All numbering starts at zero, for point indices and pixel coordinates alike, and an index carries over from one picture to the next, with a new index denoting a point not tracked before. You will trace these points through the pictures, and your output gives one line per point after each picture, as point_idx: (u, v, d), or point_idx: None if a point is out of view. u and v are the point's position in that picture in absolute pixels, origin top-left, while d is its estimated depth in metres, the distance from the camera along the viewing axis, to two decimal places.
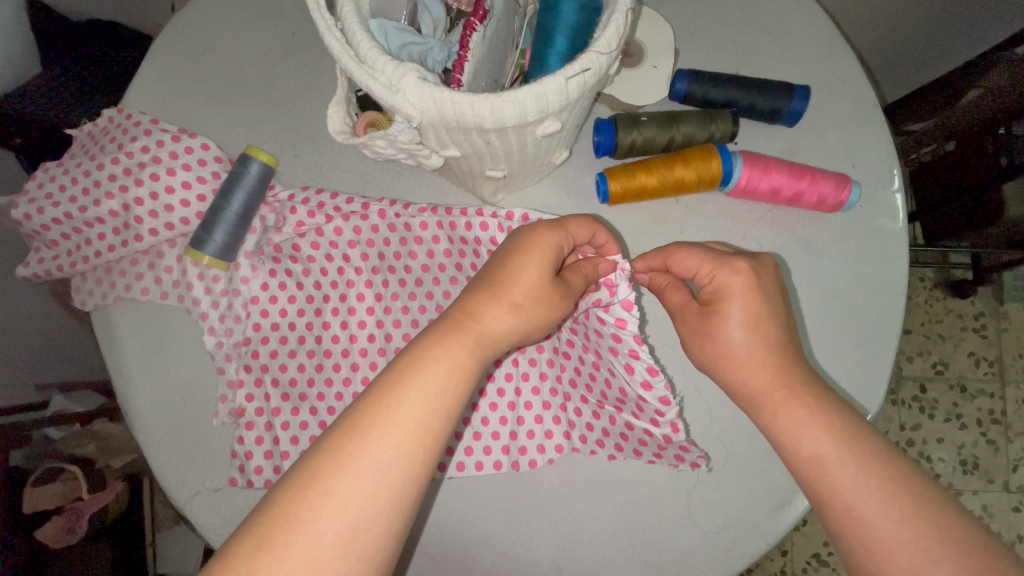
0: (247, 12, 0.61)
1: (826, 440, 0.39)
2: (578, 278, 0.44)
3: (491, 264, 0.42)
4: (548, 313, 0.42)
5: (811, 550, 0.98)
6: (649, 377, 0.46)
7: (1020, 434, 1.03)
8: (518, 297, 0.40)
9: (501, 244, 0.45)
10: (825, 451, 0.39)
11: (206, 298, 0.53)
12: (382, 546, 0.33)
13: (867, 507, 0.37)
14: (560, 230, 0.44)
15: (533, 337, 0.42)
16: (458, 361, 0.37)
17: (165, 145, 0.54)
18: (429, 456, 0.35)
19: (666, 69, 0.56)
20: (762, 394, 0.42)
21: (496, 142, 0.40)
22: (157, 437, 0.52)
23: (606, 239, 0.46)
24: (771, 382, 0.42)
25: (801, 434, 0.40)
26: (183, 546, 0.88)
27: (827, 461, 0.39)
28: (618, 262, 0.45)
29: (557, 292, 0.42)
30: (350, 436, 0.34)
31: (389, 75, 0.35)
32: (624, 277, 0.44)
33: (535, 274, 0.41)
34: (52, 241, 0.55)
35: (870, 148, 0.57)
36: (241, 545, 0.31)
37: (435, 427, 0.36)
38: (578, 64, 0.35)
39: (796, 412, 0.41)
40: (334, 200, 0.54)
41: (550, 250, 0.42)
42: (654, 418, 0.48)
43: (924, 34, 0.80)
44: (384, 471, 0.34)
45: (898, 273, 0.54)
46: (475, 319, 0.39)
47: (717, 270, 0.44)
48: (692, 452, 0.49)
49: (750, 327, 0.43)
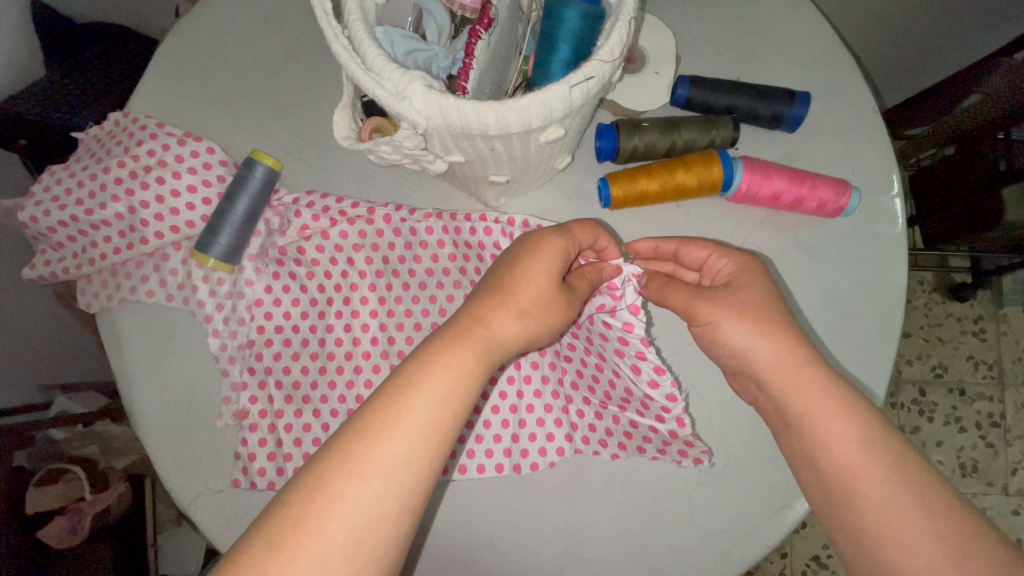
0: (252, 17, 0.62)
1: (842, 441, 0.39)
2: (583, 283, 0.45)
3: (498, 270, 0.43)
4: (555, 318, 0.42)
5: (811, 552, 0.98)
6: (656, 375, 0.48)
7: (1019, 437, 1.03)
8: (524, 302, 0.41)
9: (507, 250, 0.45)
10: (864, 433, 0.39)
11: (211, 301, 0.54)
12: (390, 549, 0.34)
13: (899, 491, 0.37)
14: (566, 236, 0.44)
15: (540, 341, 0.42)
16: (466, 366, 0.38)
17: (171, 149, 0.55)
18: (436, 459, 0.36)
19: (667, 75, 0.57)
20: (799, 377, 0.42)
21: (500, 148, 0.41)
22: (162, 438, 0.53)
23: (607, 244, 0.47)
24: (805, 366, 0.42)
25: (836, 416, 0.40)
26: (185, 546, 0.89)
27: (859, 445, 0.39)
28: (622, 265, 0.47)
29: (562, 298, 0.42)
30: (359, 439, 0.35)
31: (395, 82, 0.35)
32: (632, 283, 0.46)
33: (541, 280, 0.42)
34: (58, 243, 0.55)
35: (869, 154, 0.57)
36: (252, 547, 0.32)
37: (442, 431, 0.36)
38: (582, 72, 0.36)
39: (830, 397, 0.41)
40: (340, 204, 0.55)
41: (557, 257, 0.43)
42: (660, 415, 0.50)
43: (924, 39, 0.80)
44: (393, 474, 0.34)
45: (898, 277, 0.54)
46: (484, 325, 0.39)
47: (727, 253, 0.48)
48: (696, 446, 0.50)
49: (776, 300, 0.45)
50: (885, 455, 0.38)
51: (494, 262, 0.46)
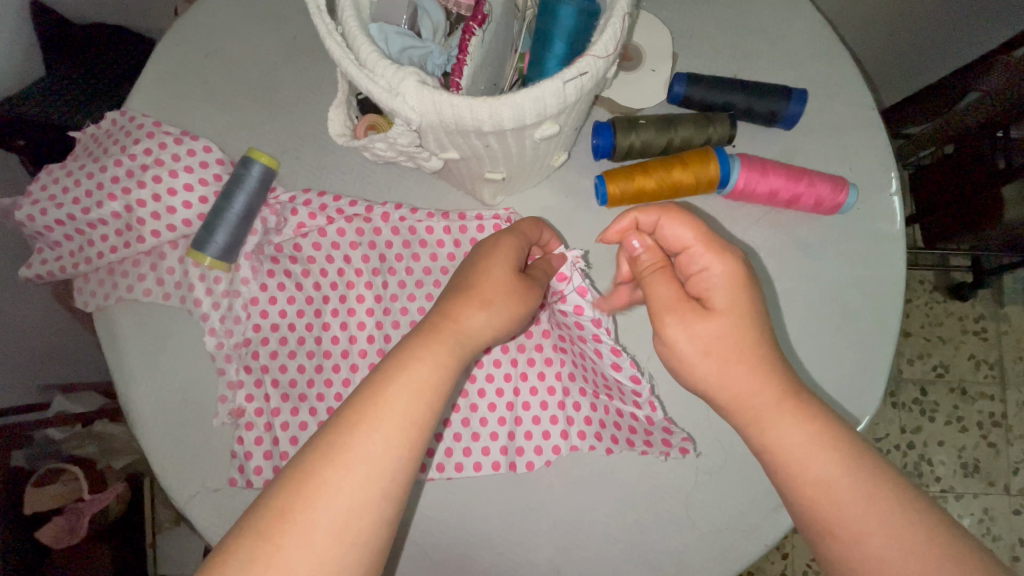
0: (250, 15, 0.62)
1: (827, 468, 0.37)
2: (541, 272, 0.46)
3: (462, 271, 0.44)
4: (519, 307, 0.43)
5: (811, 553, 0.98)
6: (616, 357, 0.48)
7: (1020, 437, 1.03)
8: (489, 294, 0.42)
9: (471, 251, 0.46)
10: (831, 473, 0.37)
11: (208, 299, 0.54)
12: (376, 536, 0.34)
13: (897, 516, 0.36)
14: (517, 233, 0.46)
15: (509, 331, 0.43)
16: (439, 358, 0.38)
17: (168, 148, 0.54)
18: (417, 447, 0.36)
19: (665, 72, 0.57)
20: (756, 409, 0.40)
21: (495, 145, 0.40)
22: (158, 437, 0.53)
23: (553, 238, 0.49)
24: (768, 399, 0.39)
25: (807, 457, 0.38)
26: (184, 547, 0.89)
27: (823, 480, 0.37)
28: (567, 255, 0.47)
29: (526, 287, 0.43)
30: (339, 431, 0.35)
31: (389, 79, 0.35)
32: (575, 268, 0.47)
33: (503, 272, 0.43)
34: (55, 241, 0.55)
35: (867, 151, 0.57)
36: (241, 538, 0.32)
37: (420, 420, 0.36)
38: (576, 67, 0.36)
39: (796, 431, 0.39)
40: (337, 202, 0.55)
41: (514, 251, 0.44)
42: (636, 400, 0.50)
43: (924, 36, 0.80)
44: (373, 462, 0.35)
45: (895, 275, 0.54)
46: (452, 319, 0.40)
47: (706, 247, 0.42)
48: (677, 433, 0.50)
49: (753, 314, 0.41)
50: (860, 488, 0.37)
51: (460, 265, 0.47)
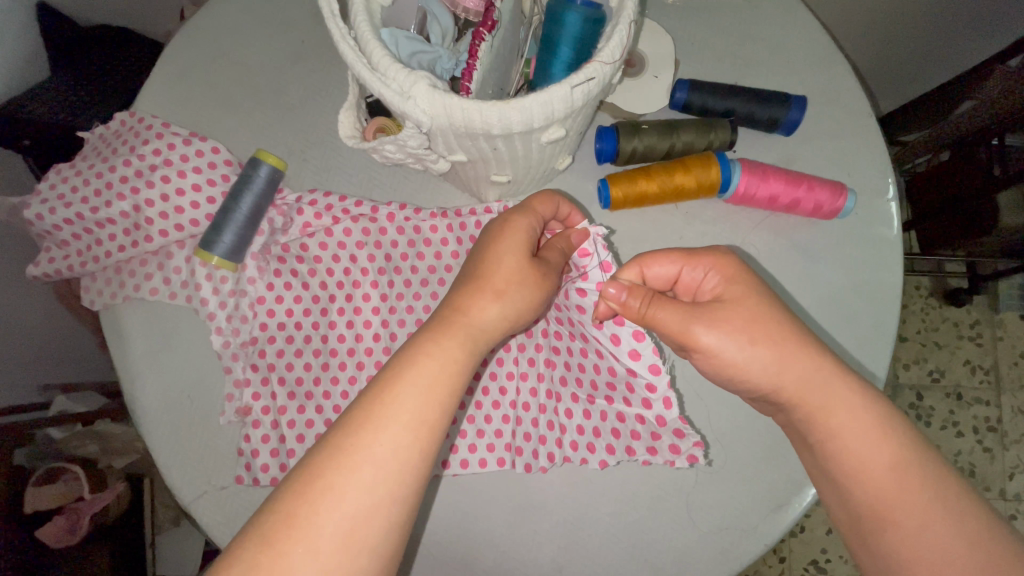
0: (257, 18, 0.63)
1: (882, 458, 0.39)
2: (555, 254, 0.46)
3: (472, 260, 0.45)
4: (530, 297, 0.43)
5: (809, 556, 0.98)
6: (636, 343, 0.49)
7: (1015, 442, 1.04)
8: (501, 285, 0.42)
9: (478, 238, 0.47)
10: (895, 455, 0.39)
11: (215, 298, 0.55)
12: (383, 538, 0.35)
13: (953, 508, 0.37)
14: (529, 213, 0.46)
15: (520, 323, 0.44)
16: (450, 354, 0.39)
17: (177, 148, 0.55)
18: (427, 446, 0.37)
19: (666, 79, 0.58)
20: (827, 395, 0.41)
21: (502, 148, 0.41)
22: (163, 435, 0.53)
23: (570, 211, 0.49)
24: (840, 377, 0.41)
25: (869, 444, 0.39)
26: (183, 547, 0.88)
27: (892, 469, 0.39)
28: (590, 229, 0.48)
29: (536, 275, 0.44)
30: (347, 431, 0.36)
31: (401, 82, 0.36)
32: (598, 242, 0.48)
33: (512, 262, 0.43)
34: (63, 241, 0.56)
35: (864, 158, 0.58)
36: (245, 542, 0.33)
37: (431, 419, 0.37)
38: (584, 73, 0.37)
39: (841, 417, 0.40)
40: (343, 202, 0.56)
41: (524, 240, 0.45)
42: (646, 399, 0.50)
43: (920, 45, 0.81)
44: (381, 463, 0.35)
45: (891, 279, 0.55)
46: (463, 313, 0.41)
47: (700, 260, 0.45)
48: (688, 440, 0.50)
49: (774, 299, 0.44)
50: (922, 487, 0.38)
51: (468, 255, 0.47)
